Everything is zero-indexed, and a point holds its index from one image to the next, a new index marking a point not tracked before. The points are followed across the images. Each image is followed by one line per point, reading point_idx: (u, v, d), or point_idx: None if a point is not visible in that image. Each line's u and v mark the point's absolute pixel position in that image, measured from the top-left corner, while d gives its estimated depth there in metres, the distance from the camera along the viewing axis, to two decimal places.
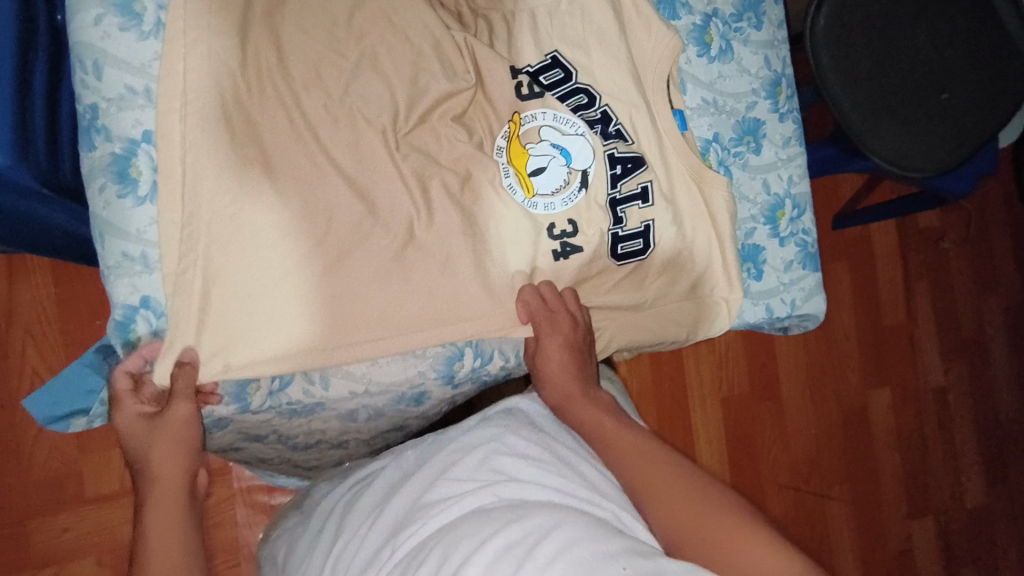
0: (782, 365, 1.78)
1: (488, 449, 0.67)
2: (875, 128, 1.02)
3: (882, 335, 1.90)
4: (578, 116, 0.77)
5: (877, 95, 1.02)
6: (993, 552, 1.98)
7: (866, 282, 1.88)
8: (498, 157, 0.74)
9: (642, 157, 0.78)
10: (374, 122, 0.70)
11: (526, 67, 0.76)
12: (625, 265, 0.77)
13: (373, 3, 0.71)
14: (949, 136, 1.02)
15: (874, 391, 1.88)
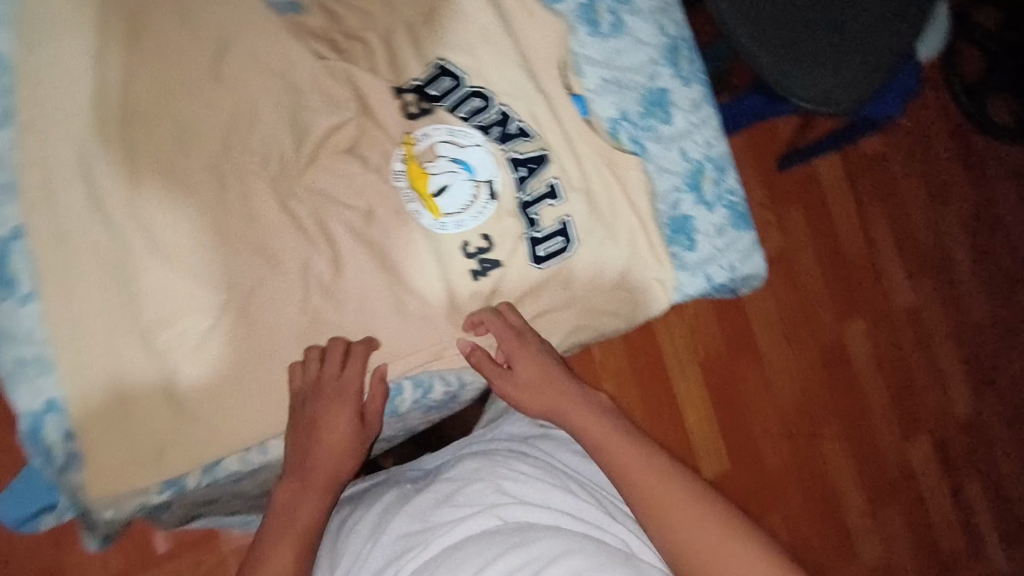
0: (753, 317, 1.79)
1: (488, 472, 0.71)
2: (791, 70, 1.01)
3: (847, 267, 1.91)
4: (473, 124, 0.75)
5: (785, 36, 1.01)
6: (994, 455, 2.01)
7: (822, 219, 1.89)
8: (398, 182, 0.72)
9: (545, 155, 0.77)
10: (262, 173, 0.67)
11: (412, 82, 0.74)
12: (548, 268, 0.76)
13: (236, 46, 0.68)
14: (863, 64, 1.03)
15: (850, 323, 1.89)
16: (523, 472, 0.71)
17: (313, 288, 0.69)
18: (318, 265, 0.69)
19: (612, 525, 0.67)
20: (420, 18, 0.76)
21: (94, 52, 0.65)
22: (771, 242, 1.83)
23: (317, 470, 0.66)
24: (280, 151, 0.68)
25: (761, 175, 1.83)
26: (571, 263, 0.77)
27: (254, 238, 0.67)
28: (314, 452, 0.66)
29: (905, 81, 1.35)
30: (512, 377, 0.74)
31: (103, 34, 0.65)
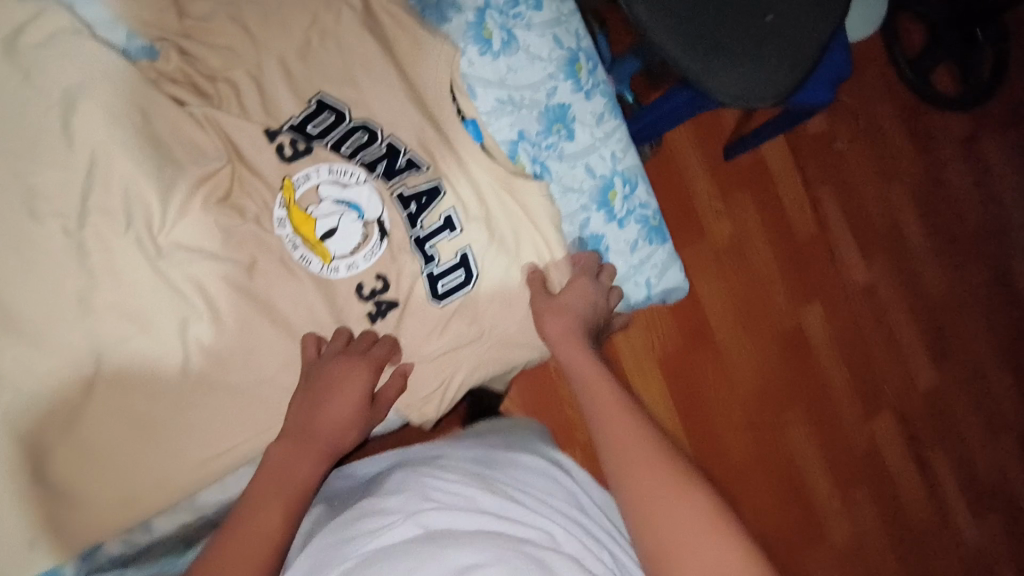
0: (709, 308, 1.77)
1: (415, 484, 0.62)
2: (710, 65, 0.93)
3: (800, 251, 1.90)
4: (357, 161, 0.72)
5: (702, 30, 0.93)
6: (953, 420, 2.03)
7: (772, 205, 1.87)
8: (281, 229, 0.69)
9: (438, 186, 0.74)
10: (125, 233, 0.63)
11: (289, 121, 0.70)
12: (450, 304, 0.74)
13: (82, 100, 0.63)
14: (784, 54, 0.94)
15: (805, 304, 1.89)
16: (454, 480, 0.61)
17: (192, 351, 0.65)
18: (196, 327, 0.65)
19: (558, 530, 0.57)
20: (294, 52, 0.71)
21: None
22: (722, 229, 1.81)
23: (319, 435, 0.64)
24: (145, 208, 0.64)
25: (706, 164, 1.81)
26: (474, 296, 0.75)
27: (121, 304, 0.63)
28: (323, 410, 0.65)
29: (836, 63, 1.31)
30: (553, 303, 0.74)
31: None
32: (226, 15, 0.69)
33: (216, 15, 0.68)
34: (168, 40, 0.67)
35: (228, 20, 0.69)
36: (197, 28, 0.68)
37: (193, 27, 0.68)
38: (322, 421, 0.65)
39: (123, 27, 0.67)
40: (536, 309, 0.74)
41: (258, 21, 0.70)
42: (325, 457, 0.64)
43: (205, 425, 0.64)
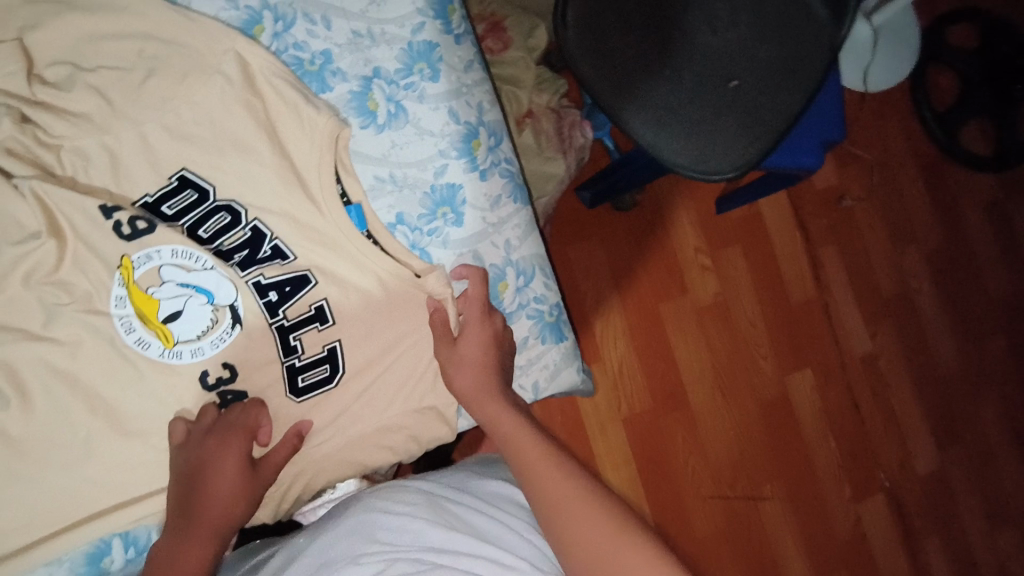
0: (684, 366, 1.44)
1: (361, 515, 0.60)
2: (662, 137, 0.99)
3: (791, 316, 1.50)
4: (213, 247, 0.65)
5: (655, 102, 1.00)
6: (971, 556, 1.53)
7: (765, 260, 1.49)
8: (118, 309, 0.62)
9: (306, 275, 0.67)
10: None
11: (143, 198, 0.63)
12: (307, 401, 0.67)
13: None
14: (745, 124, 0.98)
15: (798, 376, 1.49)
16: (403, 512, 0.60)
17: None
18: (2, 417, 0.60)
19: (500, 553, 0.57)
20: (147, 123, 0.62)
21: None
22: (705, 287, 1.46)
23: (207, 513, 0.60)
24: None
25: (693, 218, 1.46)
26: (334, 393, 0.68)
27: None
28: (202, 494, 0.60)
29: (821, 130, 1.16)
30: (446, 362, 0.68)
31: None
32: (88, 85, 0.61)
33: (73, 82, 0.61)
34: (14, 107, 0.60)
35: (86, 89, 0.61)
36: (52, 96, 0.61)
37: (47, 97, 0.61)
38: (206, 506, 0.60)
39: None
40: (438, 365, 0.69)
41: (113, 85, 0.61)
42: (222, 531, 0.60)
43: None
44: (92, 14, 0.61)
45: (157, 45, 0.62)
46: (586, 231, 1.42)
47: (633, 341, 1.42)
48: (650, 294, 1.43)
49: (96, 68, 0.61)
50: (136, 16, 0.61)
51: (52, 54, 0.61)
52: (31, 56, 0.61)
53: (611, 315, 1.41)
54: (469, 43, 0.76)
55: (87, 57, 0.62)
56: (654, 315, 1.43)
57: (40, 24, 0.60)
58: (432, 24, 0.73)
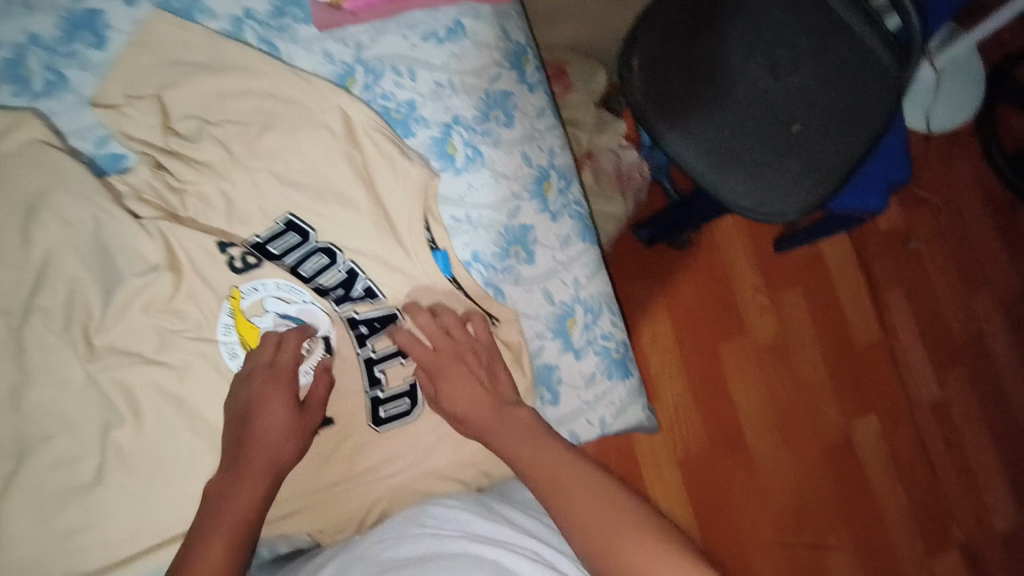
0: (743, 407, 1.41)
1: (415, 509, 0.64)
2: (725, 177, 1.01)
3: (854, 359, 1.46)
4: (313, 284, 0.70)
5: (719, 145, 1.02)
6: None
7: (826, 300, 1.47)
8: (224, 335, 0.68)
9: (395, 312, 0.71)
10: (64, 333, 0.64)
11: (252, 238, 0.69)
12: (387, 431, 0.70)
13: (46, 209, 0.64)
14: (807, 166, 1.01)
15: (864, 422, 1.44)
16: (453, 506, 0.64)
17: (108, 456, 0.64)
18: (116, 432, 0.65)
19: (541, 546, 0.59)
20: (263, 172, 0.70)
21: None
22: (764, 327, 1.44)
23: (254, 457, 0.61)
24: (86, 308, 0.65)
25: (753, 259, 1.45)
26: (413, 424, 0.71)
27: (50, 402, 0.63)
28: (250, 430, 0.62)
29: (887, 170, 1.15)
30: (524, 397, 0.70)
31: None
32: (213, 137, 0.69)
33: (201, 134, 0.69)
34: (150, 155, 0.69)
35: (210, 139, 0.69)
36: (181, 145, 0.69)
37: (178, 145, 0.69)
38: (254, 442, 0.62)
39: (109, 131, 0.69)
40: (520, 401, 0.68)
41: (235, 138, 0.70)
42: (271, 472, 0.62)
43: (100, 534, 0.64)
44: (222, 74, 0.70)
45: (274, 103, 0.71)
46: (642, 266, 1.42)
47: (690, 380, 1.40)
48: (707, 332, 1.42)
49: (221, 121, 0.70)
50: (259, 77, 0.71)
51: (184, 108, 0.70)
52: (167, 110, 0.69)
53: (668, 354, 1.40)
54: (542, 93, 0.81)
55: (214, 112, 0.70)
56: (712, 354, 1.42)
57: (176, 83, 0.69)
58: (508, 75, 0.79)
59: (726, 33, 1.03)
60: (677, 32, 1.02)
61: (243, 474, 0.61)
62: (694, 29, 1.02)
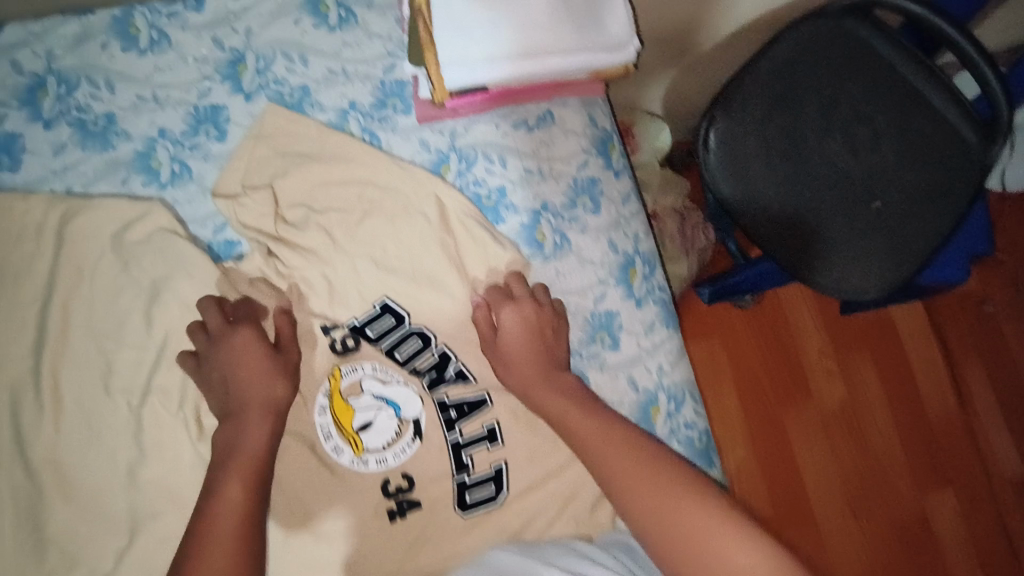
0: (810, 477, 1.36)
1: (479, 555, 0.66)
2: (800, 255, 1.01)
3: (929, 431, 1.39)
4: (408, 367, 0.72)
5: (795, 221, 1.00)
6: None
7: (897, 368, 1.42)
8: (320, 416, 0.70)
9: (485, 397, 0.73)
10: (178, 412, 0.68)
11: (351, 321, 0.73)
12: (474, 517, 0.70)
13: (169, 294, 0.70)
14: (890, 246, 0.97)
15: (942, 500, 1.36)
16: (512, 548, 0.64)
17: None
18: None
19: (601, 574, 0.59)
20: (364, 257, 0.74)
21: (40, 300, 0.69)
22: (832, 394, 1.40)
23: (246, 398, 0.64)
24: (197, 386, 0.69)
25: (818, 320, 1.42)
26: (497, 511, 0.70)
27: (162, 477, 0.67)
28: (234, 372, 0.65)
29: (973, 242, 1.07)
30: None
31: (54, 262, 0.69)
32: (318, 224, 0.74)
33: (307, 221, 0.74)
34: (261, 241, 0.73)
35: (316, 228, 0.74)
36: (289, 233, 0.73)
37: (285, 232, 0.73)
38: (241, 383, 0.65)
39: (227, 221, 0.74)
40: None
41: (341, 225, 0.74)
42: (271, 413, 0.64)
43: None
44: (329, 165, 0.75)
45: (374, 191, 0.75)
46: (707, 326, 1.42)
47: (754, 447, 1.37)
48: (772, 397, 1.39)
49: (327, 208, 0.74)
50: (361, 167, 0.75)
51: (292, 197, 0.74)
52: (278, 199, 0.74)
53: (731, 419, 1.38)
54: (628, 178, 0.82)
55: (318, 200, 0.75)
56: (776, 420, 1.38)
57: (287, 173, 0.74)
58: (595, 161, 0.80)
59: (802, 110, 0.99)
60: (751, 112, 1.00)
61: (243, 418, 0.63)
62: (769, 109, 1.00)
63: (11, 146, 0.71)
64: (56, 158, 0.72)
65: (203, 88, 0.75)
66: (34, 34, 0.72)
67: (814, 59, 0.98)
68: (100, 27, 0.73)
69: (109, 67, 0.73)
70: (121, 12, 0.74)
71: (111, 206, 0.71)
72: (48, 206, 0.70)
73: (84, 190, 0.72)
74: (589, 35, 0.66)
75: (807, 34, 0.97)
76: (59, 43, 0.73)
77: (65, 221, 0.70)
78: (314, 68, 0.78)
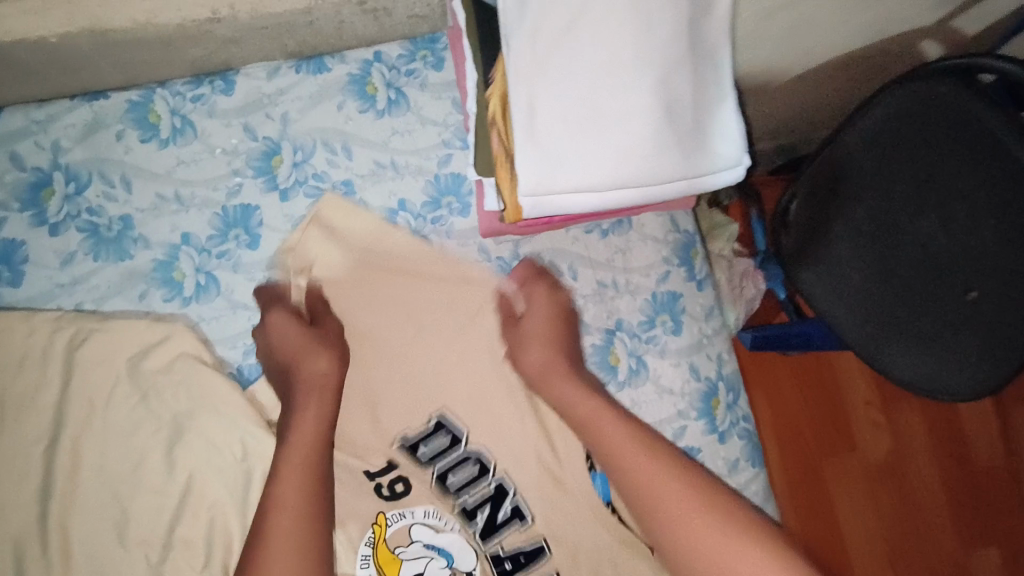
0: (851, 535, 1.26)
1: None
2: (881, 344, 0.81)
3: (979, 485, 1.30)
4: (460, 499, 0.64)
5: (875, 305, 0.81)
6: None
7: (945, 417, 1.32)
8: (363, 568, 0.61)
9: (542, 545, 0.63)
10: (199, 572, 0.58)
11: (402, 436, 0.64)
12: None
13: (195, 430, 0.61)
14: (990, 352, 0.71)
15: (986, 559, 1.28)
16: None
17: None
18: None
19: None
20: (417, 386, 0.65)
21: (46, 439, 0.59)
22: (877, 446, 1.29)
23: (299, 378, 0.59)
24: (225, 540, 0.60)
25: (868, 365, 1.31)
26: None
27: None
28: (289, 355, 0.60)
29: None
30: None
31: (62, 394, 0.60)
32: (365, 345, 0.65)
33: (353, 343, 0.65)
34: None
35: (364, 351, 0.65)
36: None
37: None
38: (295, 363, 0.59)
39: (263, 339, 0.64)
40: None
41: (393, 349, 0.65)
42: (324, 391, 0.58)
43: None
44: (377, 276, 0.66)
45: (427, 304, 0.66)
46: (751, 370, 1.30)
47: (793, 501, 1.26)
48: (813, 447, 1.29)
49: (374, 328, 0.65)
50: (414, 279, 0.66)
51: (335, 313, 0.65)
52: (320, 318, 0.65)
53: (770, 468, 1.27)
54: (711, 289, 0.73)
55: (363, 315, 0.65)
56: (818, 475, 1.28)
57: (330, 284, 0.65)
58: (677, 272, 0.70)
59: (883, 176, 0.77)
60: (825, 185, 0.83)
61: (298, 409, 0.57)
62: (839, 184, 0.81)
63: (11, 256, 0.62)
64: (64, 271, 0.62)
65: (232, 186, 0.65)
66: (38, 123, 0.62)
67: (899, 123, 0.74)
68: (115, 113, 0.63)
69: (124, 161, 0.63)
70: (139, 96, 0.64)
71: (129, 329, 0.61)
72: (54, 329, 0.60)
73: (96, 307, 0.62)
74: (695, 161, 0.56)
75: (894, 93, 0.73)
76: (67, 133, 0.63)
77: (73, 346, 0.60)
78: (360, 161, 0.68)
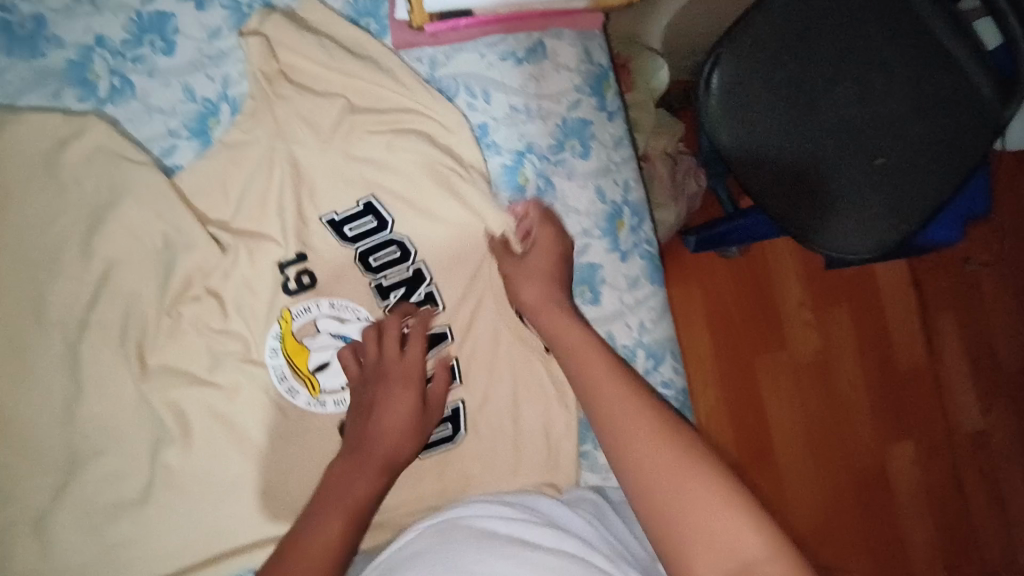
0: (775, 422, 1.26)
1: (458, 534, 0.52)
2: (792, 206, 0.82)
3: (900, 384, 1.30)
4: (377, 277, 0.69)
5: (788, 171, 0.82)
6: None
7: (873, 319, 1.30)
8: (272, 357, 0.66)
9: (444, 332, 0.70)
10: (120, 346, 0.64)
11: (330, 215, 0.68)
12: (431, 458, 0.68)
13: (112, 219, 0.64)
14: (891, 203, 0.80)
15: (899, 451, 1.29)
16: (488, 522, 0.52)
17: (157, 472, 0.64)
18: (168, 449, 0.64)
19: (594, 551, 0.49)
20: (333, 196, 0.68)
21: None
22: (807, 343, 1.28)
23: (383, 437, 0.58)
24: (142, 321, 0.65)
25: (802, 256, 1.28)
26: (455, 452, 0.69)
27: (103, 415, 0.63)
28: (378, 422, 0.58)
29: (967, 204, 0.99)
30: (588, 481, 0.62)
31: None
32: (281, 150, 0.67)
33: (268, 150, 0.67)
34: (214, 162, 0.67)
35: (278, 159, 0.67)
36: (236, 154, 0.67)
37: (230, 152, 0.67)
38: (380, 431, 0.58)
39: (190, 136, 0.68)
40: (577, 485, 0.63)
41: (311, 164, 0.68)
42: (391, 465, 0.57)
43: (143, 565, 0.63)
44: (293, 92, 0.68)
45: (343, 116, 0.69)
46: (687, 267, 1.27)
47: (722, 389, 1.25)
48: (745, 340, 1.27)
49: (291, 142, 0.67)
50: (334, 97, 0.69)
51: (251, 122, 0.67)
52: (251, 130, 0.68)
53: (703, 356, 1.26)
54: (624, 121, 0.76)
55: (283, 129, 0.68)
56: (750, 369, 1.26)
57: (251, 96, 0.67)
58: (587, 102, 0.73)
59: (810, 45, 0.81)
60: (753, 48, 0.81)
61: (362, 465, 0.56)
62: (765, 48, 0.81)
63: None
64: None
65: None
66: None
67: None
68: None
69: None
70: None
71: (39, 119, 0.63)
72: None
73: (11, 101, 0.64)
74: None
75: None
76: None
77: None
78: None
